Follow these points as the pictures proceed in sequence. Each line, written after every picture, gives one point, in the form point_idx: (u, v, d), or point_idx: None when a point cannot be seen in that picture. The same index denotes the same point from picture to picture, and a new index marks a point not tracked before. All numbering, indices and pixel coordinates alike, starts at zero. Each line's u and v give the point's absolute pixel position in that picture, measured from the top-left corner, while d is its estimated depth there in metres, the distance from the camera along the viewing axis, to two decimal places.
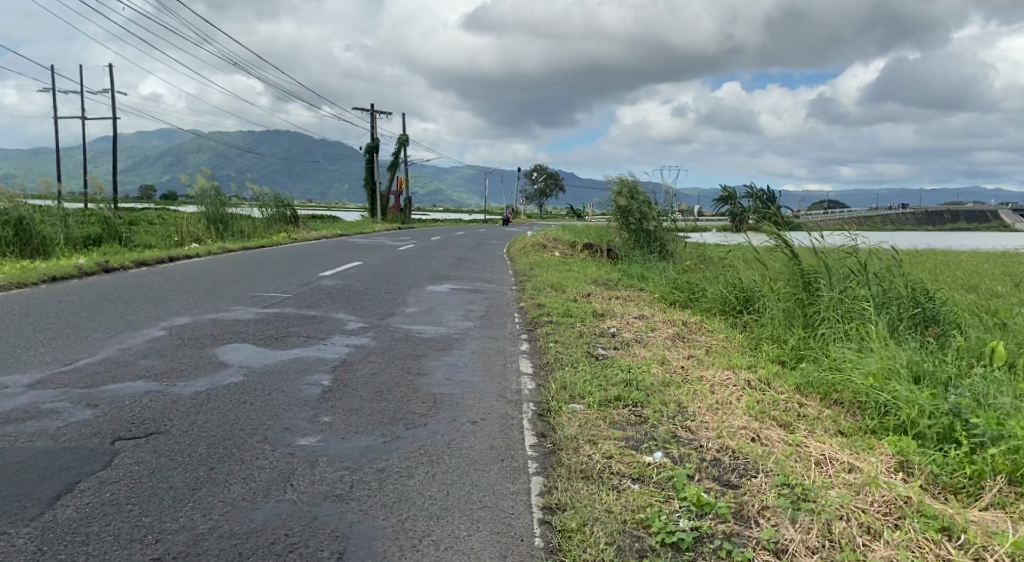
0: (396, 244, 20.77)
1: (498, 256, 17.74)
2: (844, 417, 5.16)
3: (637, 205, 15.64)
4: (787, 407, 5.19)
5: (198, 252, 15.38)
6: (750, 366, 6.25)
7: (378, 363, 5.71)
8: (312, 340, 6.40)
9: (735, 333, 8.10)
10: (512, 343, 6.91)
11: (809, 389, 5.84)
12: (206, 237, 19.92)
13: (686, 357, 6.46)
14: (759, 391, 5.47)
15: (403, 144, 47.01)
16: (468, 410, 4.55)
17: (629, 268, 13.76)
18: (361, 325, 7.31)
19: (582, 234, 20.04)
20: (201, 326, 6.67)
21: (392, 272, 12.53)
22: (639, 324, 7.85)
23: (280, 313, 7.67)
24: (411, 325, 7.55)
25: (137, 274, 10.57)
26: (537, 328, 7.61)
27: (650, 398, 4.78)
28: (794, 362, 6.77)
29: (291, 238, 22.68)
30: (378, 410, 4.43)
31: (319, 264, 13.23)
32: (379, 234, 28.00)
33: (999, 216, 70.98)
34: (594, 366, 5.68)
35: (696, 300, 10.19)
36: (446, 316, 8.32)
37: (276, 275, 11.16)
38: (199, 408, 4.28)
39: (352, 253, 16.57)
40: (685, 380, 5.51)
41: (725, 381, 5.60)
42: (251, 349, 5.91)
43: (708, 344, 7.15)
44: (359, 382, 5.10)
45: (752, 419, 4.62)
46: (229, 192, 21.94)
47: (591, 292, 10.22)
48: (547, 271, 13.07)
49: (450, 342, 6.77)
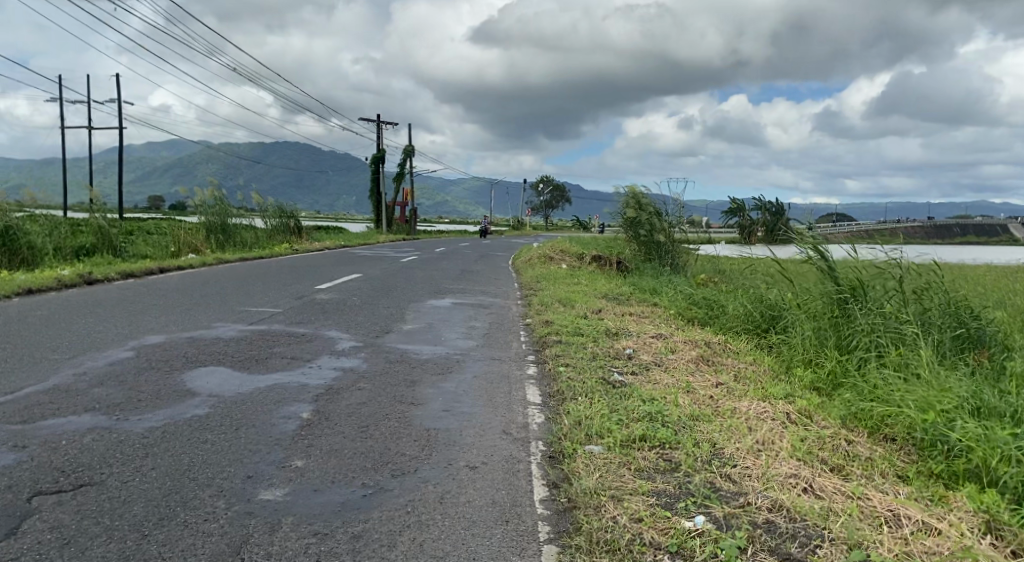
0: (400, 256, 20.15)
1: (504, 269, 17.13)
2: (900, 458, 4.49)
3: (646, 217, 14.96)
4: (835, 446, 4.53)
5: (193, 263, 14.81)
6: (787, 396, 5.60)
7: (368, 391, 5.04)
8: (296, 363, 5.76)
9: (763, 355, 7.43)
10: (518, 366, 6.23)
11: (855, 423, 5.18)
12: (205, 247, 19.37)
13: (713, 385, 5.80)
14: (801, 427, 4.81)
15: (409, 155, 46.57)
16: (468, 451, 3.88)
17: (640, 282, 13.12)
18: (353, 345, 6.64)
19: (591, 245, 19.37)
20: (175, 347, 6.02)
21: (393, 285, 11.91)
22: (658, 345, 7.18)
23: (266, 331, 7.01)
24: (408, 344, 6.88)
25: (121, 287, 9.97)
26: (546, 349, 6.95)
27: (682, 439, 4.14)
28: (832, 391, 6.11)
29: (293, 249, 22.08)
30: (361, 452, 3.76)
31: (316, 277, 12.57)
32: (383, 246, 27.35)
33: (1009, 230, 70.24)
34: (612, 396, 5.03)
35: (716, 318, 9.52)
36: (447, 333, 7.65)
37: (269, 288, 10.53)
38: (150, 450, 3.64)
39: (353, 265, 15.93)
40: (716, 415, 4.86)
41: (764, 416, 4.94)
42: (224, 374, 5.25)
43: (737, 369, 6.49)
44: (343, 415, 4.42)
45: (801, 464, 3.97)
46: (232, 203, 21.40)
47: (602, 308, 9.54)
48: (554, 284, 12.45)
49: (450, 365, 6.12)
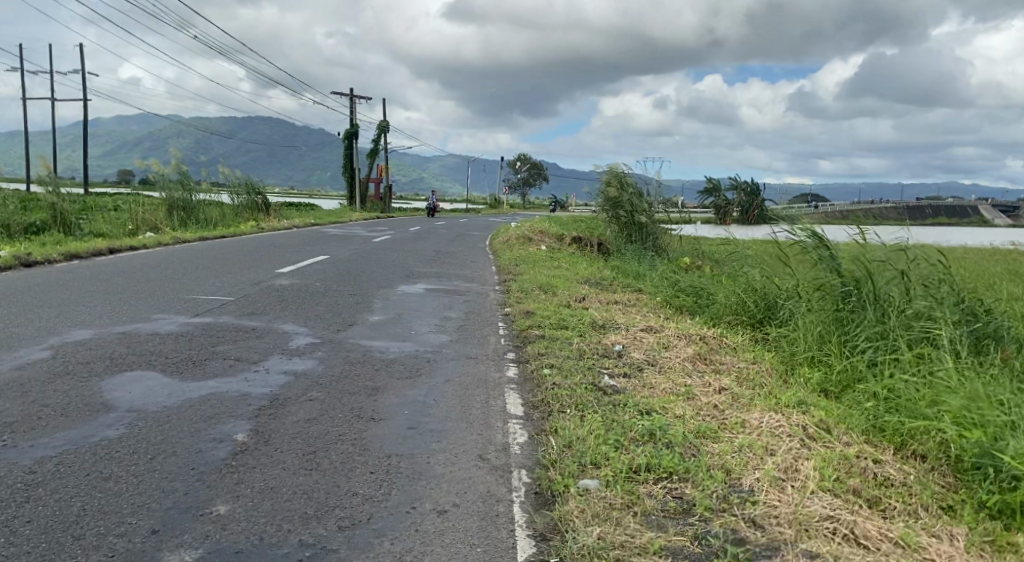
0: (371, 235, 19.31)
1: (480, 250, 16.42)
2: (937, 483, 3.91)
3: (628, 197, 14.27)
4: (864, 470, 3.93)
5: (149, 242, 13.89)
6: (801, 404, 4.96)
7: (320, 404, 4.32)
8: (241, 365, 5.01)
9: (763, 352, 6.81)
10: (496, 367, 5.53)
11: (880, 437, 4.56)
12: (166, 225, 18.35)
13: (716, 390, 5.15)
14: (822, 445, 4.19)
15: (383, 130, 45.40)
16: (437, 488, 3.22)
17: (622, 265, 12.51)
18: (310, 342, 5.88)
19: (569, 226, 18.69)
20: (101, 345, 5.22)
21: (362, 269, 11.14)
22: (649, 341, 6.50)
23: (212, 324, 6.23)
24: (372, 340, 6.14)
25: (61, 270, 9.07)
26: (526, 345, 6.25)
27: (695, 466, 3.50)
28: (845, 396, 5.49)
29: (261, 228, 21.10)
30: (303, 492, 3.07)
31: (278, 259, 11.73)
32: (355, 224, 26.43)
33: (978, 211, 70.81)
34: (605, 408, 4.36)
35: (706, 307, 8.87)
36: (417, 326, 6.92)
37: (225, 271, 9.69)
38: (32, 493, 2.86)
39: (321, 245, 15.04)
40: (724, 432, 4.22)
41: (780, 431, 4.29)
42: (153, 382, 4.48)
43: (738, 370, 5.84)
44: (286, 438, 3.71)
45: (835, 500, 3.36)
46: (197, 178, 20.36)
47: (585, 296, 8.86)
48: (533, 268, 11.82)
49: (419, 366, 5.42)
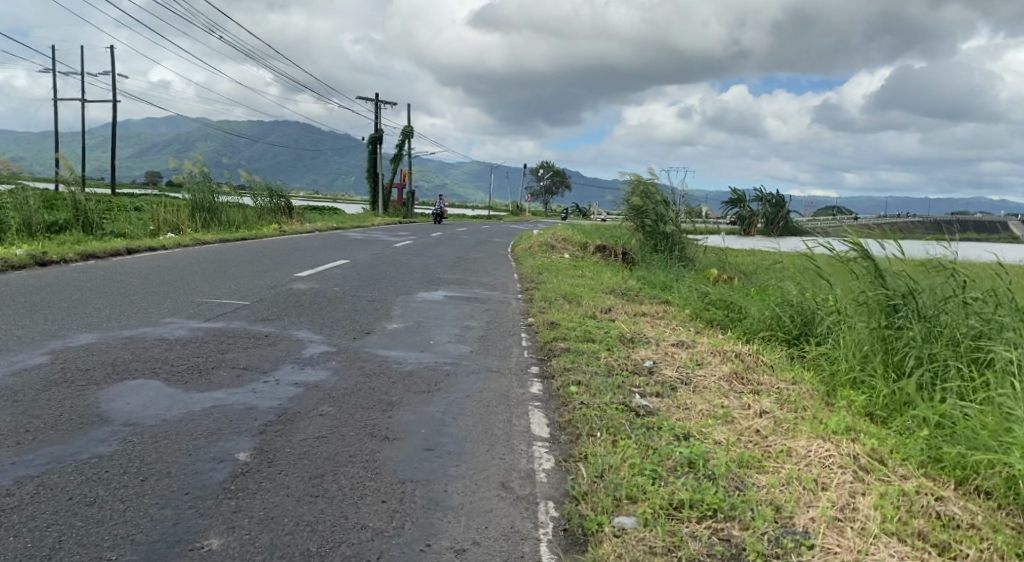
0: (393, 240, 19.09)
1: (503, 258, 16.10)
2: (1009, 525, 3.50)
3: (652, 206, 13.97)
4: (927, 508, 3.53)
5: (169, 243, 13.74)
6: (850, 431, 4.57)
7: (331, 419, 4.01)
8: (249, 375, 4.72)
9: (802, 371, 6.41)
10: (519, 382, 5.19)
11: (937, 469, 4.14)
12: (188, 226, 18.25)
13: (757, 413, 4.78)
14: (878, 480, 3.80)
15: (408, 135, 45.42)
16: (453, 522, 2.91)
17: (649, 275, 12.14)
18: (324, 351, 5.59)
19: (594, 234, 18.31)
20: (105, 351, 4.96)
21: (381, 274, 10.88)
22: (682, 357, 6.15)
23: (223, 330, 5.96)
24: (389, 350, 5.83)
25: (76, 270, 8.90)
26: (551, 359, 5.91)
27: (741, 502, 3.17)
28: (894, 422, 5.08)
29: (282, 231, 20.96)
30: (307, 524, 2.79)
31: (298, 263, 11.50)
32: (377, 229, 26.23)
33: (1010, 227, 69.23)
34: (640, 433, 4.04)
35: (739, 321, 8.49)
36: (437, 336, 6.61)
37: (242, 275, 9.47)
38: (6, 520, 2.67)
39: (342, 250, 14.80)
40: (769, 463, 3.86)
41: (829, 463, 3.93)
42: (154, 392, 4.20)
43: (778, 391, 5.45)
44: (292, 458, 3.41)
45: (898, 545, 3.00)
46: (219, 180, 20.28)
47: (611, 306, 8.51)
48: (556, 276, 11.50)
49: (438, 379, 5.09)
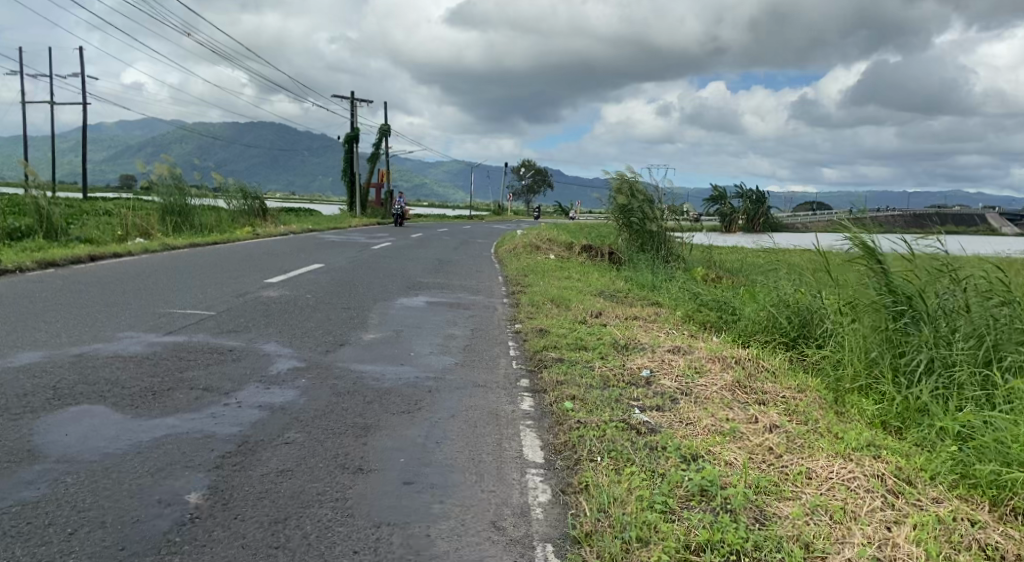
0: (372, 243, 18.57)
1: (485, 259, 15.66)
2: None
3: (638, 204, 13.55)
4: (967, 539, 3.17)
5: (137, 248, 13.13)
6: (870, 447, 4.20)
7: (299, 449, 3.58)
8: (210, 397, 4.25)
9: (805, 378, 6.05)
10: (508, 398, 4.76)
11: (968, 489, 3.79)
12: (159, 230, 17.61)
13: (767, 428, 4.40)
14: (909, 506, 3.44)
15: (385, 134, 44.76)
16: None
17: (637, 276, 11.77)
18: (293, 368, 5.13)
19: (578, 234, 17.91)
20: (49, 371, 4.47)
21: (359, 279, 10.40)
22: (680, 365, 5.75)
23: (185, 345, 5.48)
24: (366, 365, 5.38)
25: (30, 279, 8.33)
26: (542, 371, 5.50)
27: (766, 539, 2.81)
28: (912, 433, 4.73)
29: (257, 234, 20.34)
30: None
31: (272, 268, 10.98)
32: (355, 230, 25.65)
33: (986, 220, 69.86)
34: (645, 455, 3.65)
35: (734, 322, 8.12)
36: (418, 346, 6.17)
37: (210, 282, 8.95)
38: None
39: (319, 253, 14.30)
40: (790, 490, 3.48)
41: (855, 487, 3.58)
42: (98, 418, 3.72)
43: (785, 401, 5.09)
44: (252, 498, 2.99)
45: None
46: (191, 181, 19.61)
47: (601, 311, 8.10)
48: (543, 279, 11.09)
49: (419, 397, 4.66)
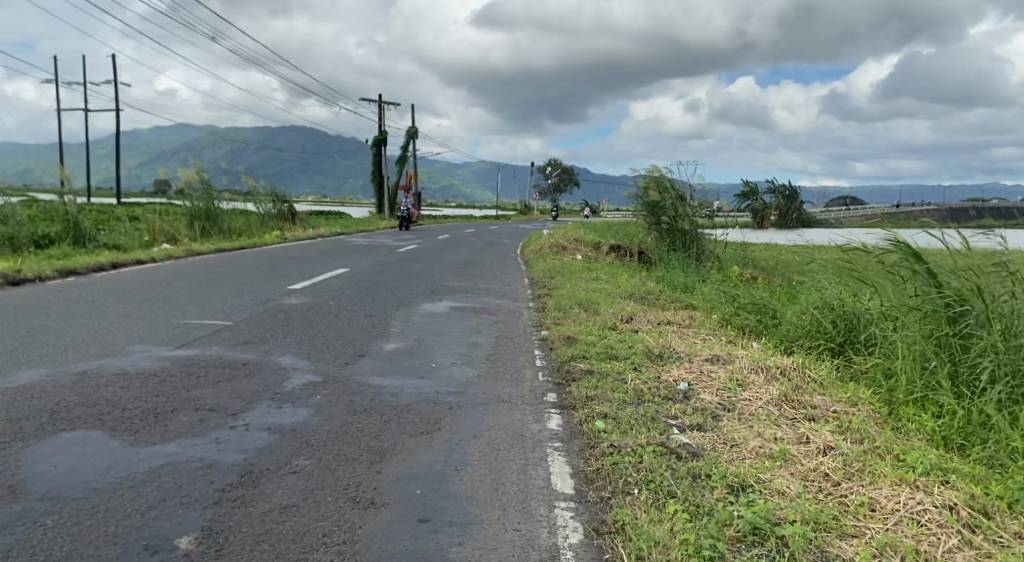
0: (398, 245, 18.34)
1: (512, 261, 15.32)
2: None
3: (670, 201, 13.07)
4: None
5: (162, 255, 12.99)
6: (938, 470, 3.75)
7: (306, 479, 3.27)
8: (215, 420, 3.96)
9: (855, 388, 5.60)
10: (534, 416, 4.41)
11: None
12: (187, 235, 17.53)
13: (820, 449, 3.99)
14: (990, 546, 3.00)
15: (412, 137, 44.67)
16: None
17: (666, 275, 11.44)
18: (308, 383, 4.83)
19: (608, 233, 17.47)
20: (49, 393, 4.22)
21: (383, 284, 10.12)
22: (719, 377, 5.33)
23: (196, 360, 5.20)
24: (384, 379, 5.06)
25: (48, 289, 8.15)
26: (571, 384, 5.12)
27: None
28: (980, 452, 4.26)
29: (285, 238, 20.21)
30: None
31: (295, 273, 10.74)
32: (383, 233, 25.46)
33: None
34: (688, 487, 3.28)
35: (776, 327, 7.67)
36: (440, 357, 5.84)
37: (230, 290, 8.71)
38: None
39: (344, 257, 14.08)
40: (852, 526, 3.07)
41: (926, 521, 3.15)
42: (91, 446, 3.44)
43: (837, 417, 4.65)
44: (250, 543, 2.70)
45: None
46: (220, 186, 19.55)
47: (633, 315, 7.71)
48: (571, 281, 10.71)
49: (439, 416, 4.32)
